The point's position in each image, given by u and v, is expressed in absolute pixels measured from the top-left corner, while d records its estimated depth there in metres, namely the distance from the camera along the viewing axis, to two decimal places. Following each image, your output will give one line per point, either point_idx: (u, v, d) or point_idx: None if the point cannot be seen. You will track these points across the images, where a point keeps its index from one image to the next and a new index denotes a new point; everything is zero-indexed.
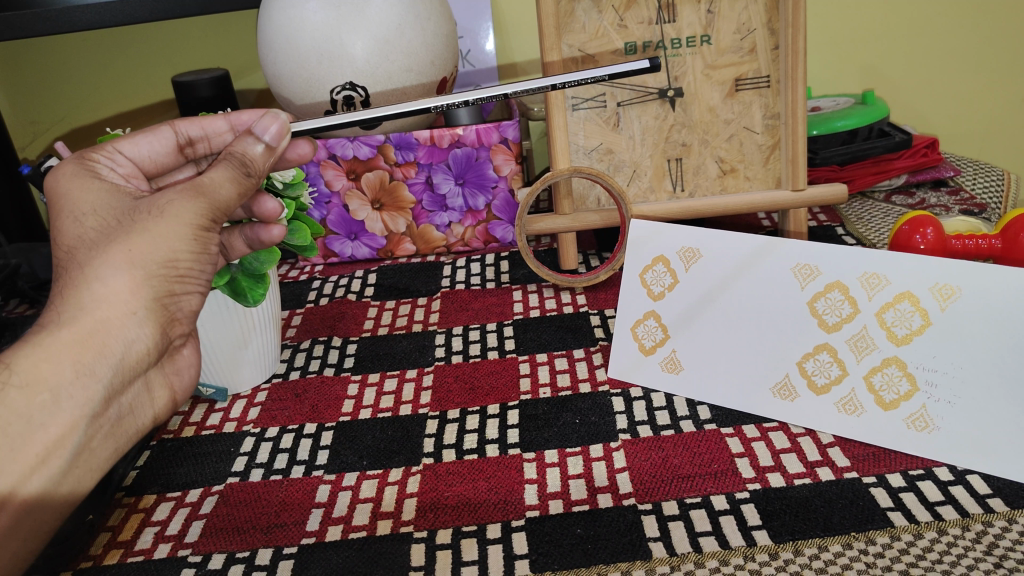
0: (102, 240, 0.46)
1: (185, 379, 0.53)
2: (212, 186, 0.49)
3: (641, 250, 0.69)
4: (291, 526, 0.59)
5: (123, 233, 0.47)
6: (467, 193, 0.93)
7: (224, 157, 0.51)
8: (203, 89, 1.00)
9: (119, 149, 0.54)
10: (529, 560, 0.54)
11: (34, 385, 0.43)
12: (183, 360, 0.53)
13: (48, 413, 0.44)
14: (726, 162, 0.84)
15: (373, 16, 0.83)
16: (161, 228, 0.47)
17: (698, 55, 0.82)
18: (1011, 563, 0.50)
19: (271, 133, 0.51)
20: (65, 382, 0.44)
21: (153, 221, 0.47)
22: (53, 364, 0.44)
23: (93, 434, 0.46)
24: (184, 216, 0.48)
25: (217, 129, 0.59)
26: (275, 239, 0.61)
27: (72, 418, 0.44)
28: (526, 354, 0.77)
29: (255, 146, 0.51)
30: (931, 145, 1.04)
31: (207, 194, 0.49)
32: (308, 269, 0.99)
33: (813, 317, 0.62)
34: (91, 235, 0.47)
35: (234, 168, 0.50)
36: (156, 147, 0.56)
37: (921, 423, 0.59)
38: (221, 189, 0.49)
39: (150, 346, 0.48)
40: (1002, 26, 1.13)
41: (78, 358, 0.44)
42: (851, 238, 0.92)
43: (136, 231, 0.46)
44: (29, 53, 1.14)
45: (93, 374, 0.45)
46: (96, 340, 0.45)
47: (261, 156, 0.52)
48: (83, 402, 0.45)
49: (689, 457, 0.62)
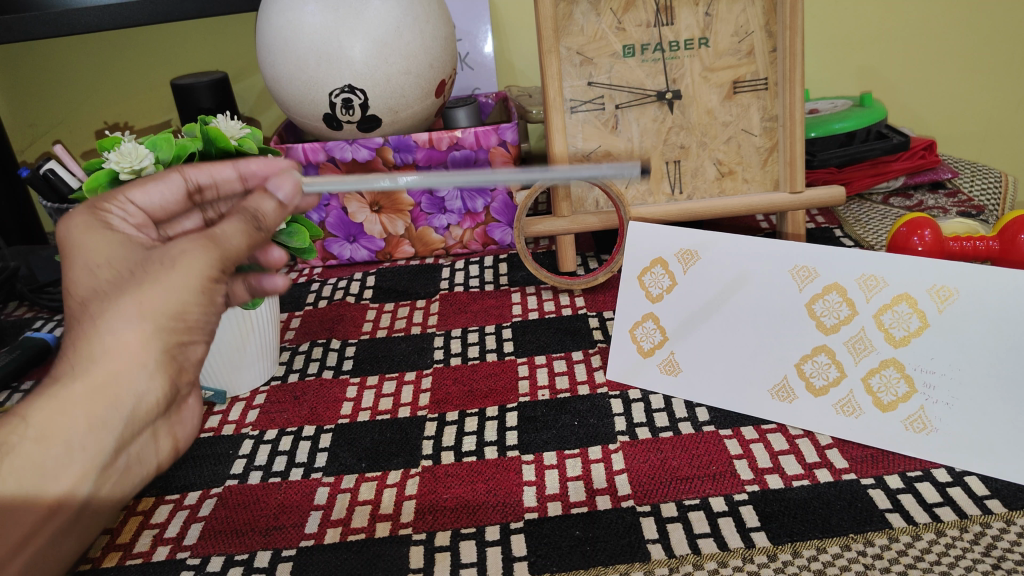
0: (114, 291, 0.41)
1: (189, 427, 0.47)
2: (224, 234, 0.44)
3: (640, 251, 0.69)
4: (289, 528, 0.59)
5: (132, 285, 0.41)
6: (466, 195, 0.93)
7: (236, 212, 0.46)
8: (205, 98, 1.01)
9: (127, 200, 0.49)
10: (527, 563, 0.54)
11: (48, 437, 0.38)
12: (181, 420, 0.47)
13: (58, 464, 0.39)
14: (724, 165, 0.84)
15: (372, 18, 0.83)
16: (172, 280, 0.41)
17: (696, 58, 0.82)
18: (1010, 564, 0.50)
19: (285, 189, 0.47)
20: (76, 432, 0.39)
21: (159, 268, 0.42)
22: (65, 415, 0.38)
23: (100, 486, 0.41)
24: (196, 268, 0.42)
25: (227, 177, 0.54)
26: (277, 289, 0.56)
27: (81, 471, 0.40)
28: (524, 356, 0.77)
29: (268, 201, 0.47)
30: (929, 147, 1.04)
31: (218, 243, 0.44)
32: (306, 272, 0.99)
33: (811, 319, 0.62)
34: (103, 285, 0.41)
35: (246, 220, 0.45)
36: (166, 195, 0.51)
37: (919, 425, 0.59)
38: (235, 245, 0.45)
39: (161, 398, 0.42)
40: (998, 28, 1.13)
41: (91, 408, 0.39)
42: (848, 240, 0.92)
43: (143, 283, 0.41)
44: (28, 56, 1.15)
45: (106, 426, 0.40)
46: (106, 390, 0.39)
47: (275, 212, 0.47)
48: (97, 453, 0.40)
49: (688, 459, 0.62)
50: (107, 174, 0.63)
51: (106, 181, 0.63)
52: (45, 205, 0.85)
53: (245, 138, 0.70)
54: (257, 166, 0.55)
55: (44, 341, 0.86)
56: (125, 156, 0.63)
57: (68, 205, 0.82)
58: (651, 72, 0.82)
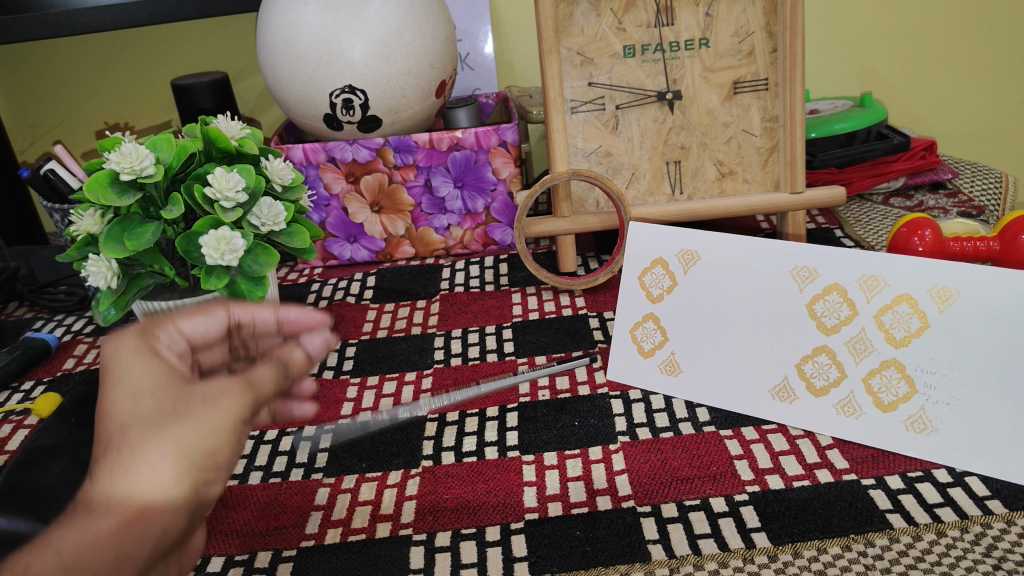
0: (156, 423, 0.31)
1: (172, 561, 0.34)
2: (261, 379, 0.35)
3: (640, 252, 0.69)
4: (290, 528, 0.59)
5: (170, 420, 0.31)
6: (466, 196, 0.93)
7: (270, 358, 0.37)
8: (205, 98, 1.01)
9: (174, 325, 0.38)
10: (528, 563, 0.54)
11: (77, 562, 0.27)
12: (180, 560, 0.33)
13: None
14: (724, 165, 0.84)
15: (372, 19, 0.83)
16: (208, 422, 0.32)
17: (696, 58, 0.82)
18: (1011, 564, 0.50)
19: (316, 342, 0.40)
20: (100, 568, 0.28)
21: (180, 409, 0.32)
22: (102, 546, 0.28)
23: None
24: (232, 416, 0.32)
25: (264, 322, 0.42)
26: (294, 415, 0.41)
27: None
28: (525, 356, 0.77)
29: (299, 352, 0.38)
30: (930, 147, 1.04)
31: (253, 392, 0.34)
32: (307, 272, 0.99)
33: (812, 319, 0.62)
34: (154, 413, 0.32)
35: (283, 364, 0.37)
36: (209, 330, 0.40)
37: (920, 425, 0.59)
38: (265, 393, 0.35)
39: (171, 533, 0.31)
40: (998, 29, 1.13)
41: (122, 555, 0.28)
42: (849, 240, 0.92)
43: (183, 420, 0.31)
44: (29, 56, 1.15)
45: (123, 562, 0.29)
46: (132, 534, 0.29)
47: (304, 365, 0.38)
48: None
49: (688, 459, 0.62)
50: (107, 175, 0.63)
51: (107, 182, 0.63)
52: (45, 205, 0.85)
53: (245, 139, 0.70)
54: (297, 318, 0.42)
55: (45, 341, 0.86)
56: (125, 156, 0.62)
57: (68, 205, 0.83)
58: (652, 73, 0.82)
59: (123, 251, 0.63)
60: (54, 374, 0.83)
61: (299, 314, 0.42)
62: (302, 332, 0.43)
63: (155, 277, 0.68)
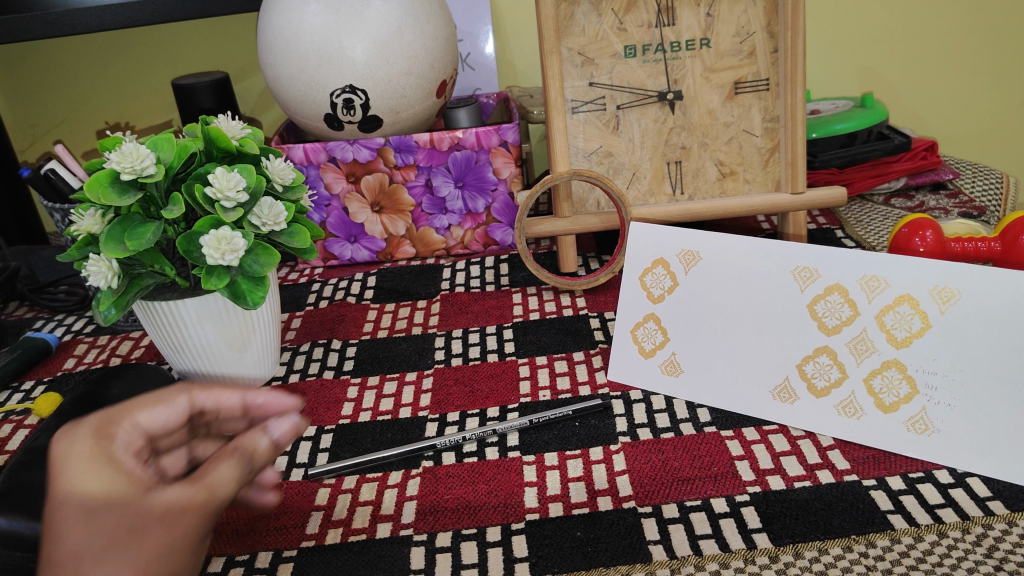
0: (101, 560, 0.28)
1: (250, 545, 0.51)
2: (218, 482, 0.33)
3: (641, 252, 0.69)
4: (291, 528, 0.59)
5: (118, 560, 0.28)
6: (467, 196, 0.93)
7: (228, 451, 0.36)
8: (205, 97, 1.01)
9: (133, 420, 0.35)
10: (529, 564, 0.54)
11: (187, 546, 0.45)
12: None
13: None
14: (725, 165, 0.84)
15: (373, 19, 0.83)
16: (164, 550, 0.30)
17: (697, 58, 0.82)
18: (1012, 565, 0.50)
19: (282, 428, 0.39)
20: None
21: (119, 548, 0.29)
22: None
23: None
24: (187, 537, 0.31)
25: (230, 407, 0.41)
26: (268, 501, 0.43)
27: None
28: (525, 356, 0.77)
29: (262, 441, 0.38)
30: (931, 147, 1.04)
31: (210, 498, 0.33)
32: (307, 272, 0.99)
33: (814, 320, 0.62)
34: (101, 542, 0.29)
35: (246, 456, 0.36)
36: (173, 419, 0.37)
37: (921, 426, 0.59)
38: (225, 495, 0.34)
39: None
40: (999, 29, 1.13)
41: None
42: (850, 240, 0.92)
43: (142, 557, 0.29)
44: (30, 56, 1.15)
45: None
46: None
47: (263, 454, 0.37)
48: None
49: (689, 459, 0.62)
50: (107, 174, 0.63)
51: (107, 182, 0.63)
52: (45, 204, 0.85)
53: (245, 138, 0.70)
54: (266, 404, 0.42)
55: (45, 341, 0.86)
56: (126, 156, 0.62)
57: (69, 205, 0.82)
58: (652, 73, 0.82)
59: (123, 251, 0.63)
60: (54, 373, 0.83)
61: (268, 399, 0.42)
62: (270, 417, 0.42)
63: (155, 276, 0.68)
